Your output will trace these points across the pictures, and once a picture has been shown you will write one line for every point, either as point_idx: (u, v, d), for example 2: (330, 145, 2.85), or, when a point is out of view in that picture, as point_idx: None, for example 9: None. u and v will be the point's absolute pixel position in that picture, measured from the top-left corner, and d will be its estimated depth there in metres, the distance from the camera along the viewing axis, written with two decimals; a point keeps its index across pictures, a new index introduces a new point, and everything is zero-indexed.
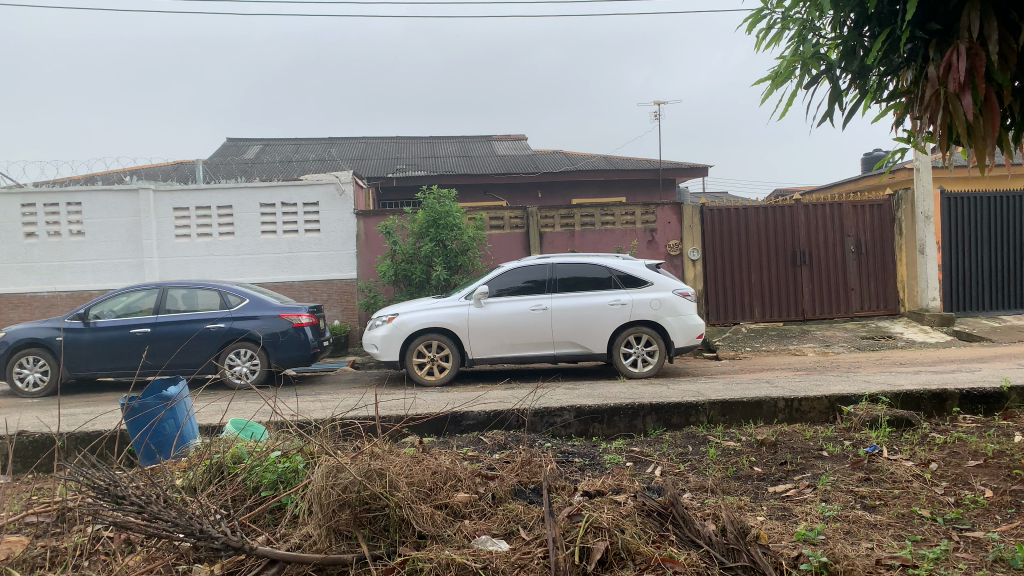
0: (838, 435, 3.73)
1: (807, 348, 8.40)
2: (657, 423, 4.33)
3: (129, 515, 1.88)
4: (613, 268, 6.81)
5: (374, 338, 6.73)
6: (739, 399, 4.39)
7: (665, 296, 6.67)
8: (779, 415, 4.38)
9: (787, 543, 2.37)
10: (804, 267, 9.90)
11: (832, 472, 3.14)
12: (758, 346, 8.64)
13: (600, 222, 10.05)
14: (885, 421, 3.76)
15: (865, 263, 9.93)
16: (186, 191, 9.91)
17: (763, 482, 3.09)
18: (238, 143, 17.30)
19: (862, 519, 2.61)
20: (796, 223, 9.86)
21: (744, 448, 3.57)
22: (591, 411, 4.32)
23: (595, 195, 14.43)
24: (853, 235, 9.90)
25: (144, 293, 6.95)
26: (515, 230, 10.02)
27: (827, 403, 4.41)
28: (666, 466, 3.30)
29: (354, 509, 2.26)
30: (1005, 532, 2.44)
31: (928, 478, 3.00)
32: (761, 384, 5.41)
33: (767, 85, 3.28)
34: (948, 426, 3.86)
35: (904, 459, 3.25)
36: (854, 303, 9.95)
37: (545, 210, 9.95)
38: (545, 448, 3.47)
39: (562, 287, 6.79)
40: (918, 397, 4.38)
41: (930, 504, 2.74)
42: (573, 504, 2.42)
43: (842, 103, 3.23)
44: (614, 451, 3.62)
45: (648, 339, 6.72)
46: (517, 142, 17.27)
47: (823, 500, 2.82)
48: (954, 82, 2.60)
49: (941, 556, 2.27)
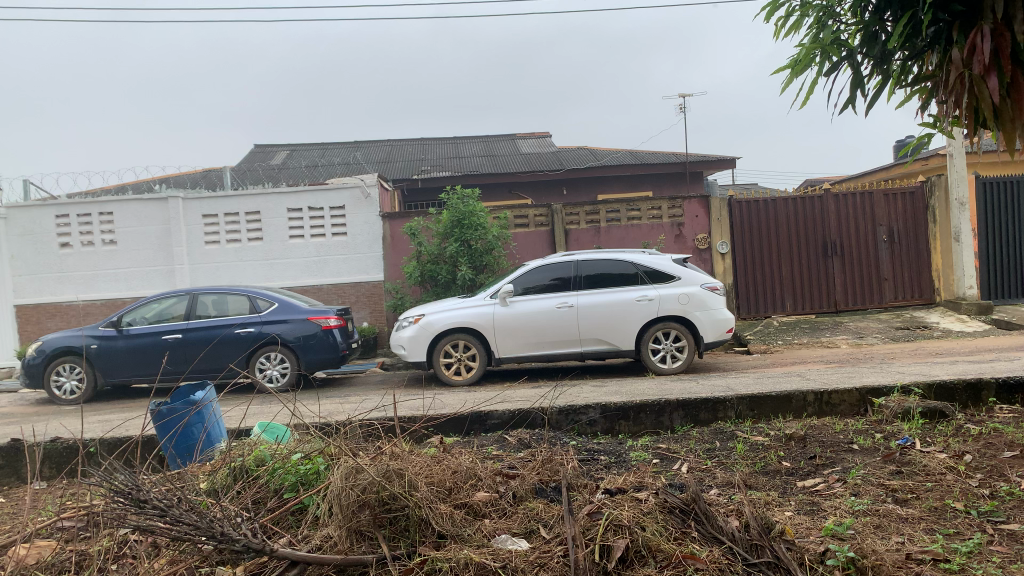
0: (868, 428, 3.66)
1: (840, 340, 8.28)
2: (683, 418, 4.30)
3: (152, 519, 1.90)
4: (639, 264, 6.76)
5: (402, 340, 6.76)
6: (767, 393, 4.34)
7: (692, 290, 6.62)
8: (809, 408, 4.32)
9: (814, 538, 2.32)
10: (835, 257, 9.75)
11: (862, 466, 3.08)
12: (789, 339, 8.52)
13: (626, 218, 9.99)
14: (917, 413, 3.68)
15: (899, 252, 9.76)
16: (215, 198, 10.02)
17: (791, 477, 3.04)
18: (265, 149, 17.48)
19: (893, 512, 2.56)
20: (826, 213, 9.72)
21: (772, 442, 3.52)
22: (617, 408, 4.29)
23: (621, 190, 14.36)
24: (884, 223, 9.73)
25: (176, 299, 7.06)
26: (540, 228, 10.00)
27: (857, 396, 4.34)
28: (692, 463, 3.27)
29: (374, 510, 2.27)
30: None
31: (962, 470, 2.93)
32: (791, 378, 5.34)
33: (787, 74, 3.22)
34: (984, 417, 3.77)
35: (938, 451, 3.18)
36: (888, 293, 9.79)
37: (570, 207, 9.92)
38: (569, 446, 3.45)
39: (588, 283, 6.76)
40: (952, 387, 4.30)
41: (964, 496, 2.68)
42: (594, 502, 2.40)
43: (865, 89, 3.17)
44: (640, 448, 3.59)
45: (676, 334, 6.67)
46: (542, 140, 17.24)
47: (853, 494, 2.77)
48: (979, 64, 2.54)
49: (974, 550, 2.22)
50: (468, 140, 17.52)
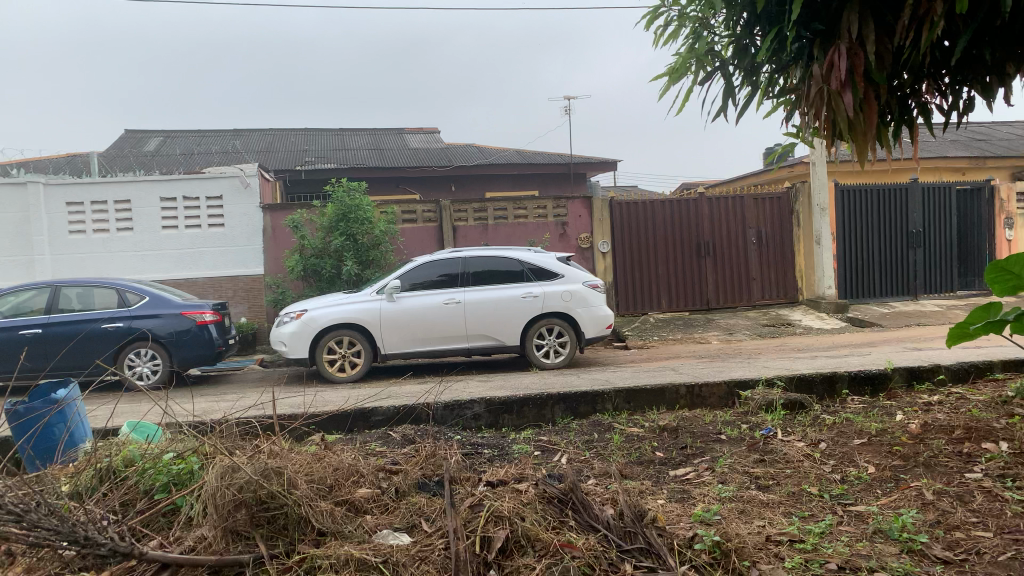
0: (736, 418, 3.87)
1: (712, 336, 8.69)
2: (565, 412, 4.41)
3: (6, 525, 1.78)
4: (525, 261, 6.87)
5: (283, 336, 6.59)
6: (643, 387, 4.51)
7: (575, 287, 6.79)
8: (682, 401, 4.52)
9: (683, 524, 2.45)
10: (708, 257, 10.22)
11: (729, 455, 3.26)
12: (665, 335, 8.87)
13: (513, 215, 10.09)
14: (780, 405, 3.93)
15: (766, 252, 10.34)
16: (80, 185, 9.45)
17: (664, 466, 3.18)
18: (136, 135, 16.58)
19: (756, 498, 2.72)
20: (700, 215, 10.15)
21: (647, 433, 3.67)
22: (501, 403, 4.35)
23: (508, 188, 14.51)
24: (754, 226, 10.28)
25: (35, 292, 6.61)
26: (427, 224, 9.97)
27: (726, 388, 4.58)
28: (572, 454, 3.36)
29: (251, 509, 2.22)
30: (884, 506, 2.61)
31: (817, 457, 3.15)
32: (666, 372, 5.57)
33: (665, 80, 3.36)
34: (838, 407, 4.06)
35: (797, 440, 3.40)
36: (756, 292, 10.36)
37: (457, 203, 9.94)
38: (453, 441, 3.47)
39: (474, 279, 6.80)
40: (810, 380, 4.60)
41: (818, 481, 2.89)
42: (475, 495, 2.43)
43: (736, 98, 3.35)
44: (522, 441, 3.65)
45: (558, 330, 6.80)
46: (430, 135, 17.17)
47: (719, 482, 2.93)
48: (836, 80, 2.73)
49: (826, 531, 2.41)
50: (354, 133, 17.23)
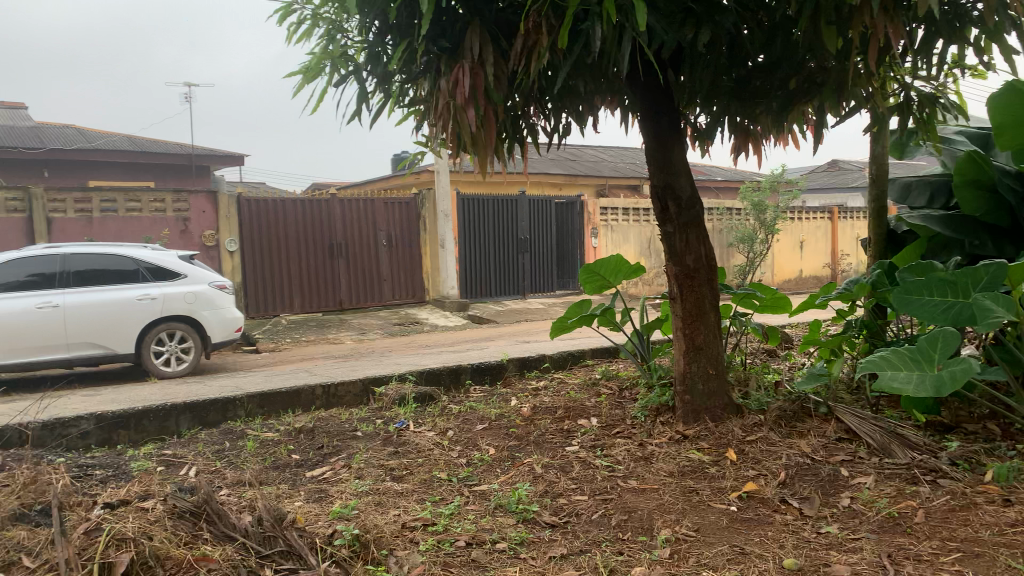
0: (371, 415, 3.98)
1: (344, 336, 8.79)
2: (191, 422, 4.12)
3: None
4: (141, 260, 6.29)
5: None
6: (277, 390, 4.42)
7: (199, 289, 6.42)
8: (317, 401, 4.52)
9: (323, 522, 2.46)
10: (340, 259, 10.31)
11: (365, 450, 3.35)
12: (298, 336, 8.75)
13: (124, 209, 9.09)
14: (411, 399, 4.14)
15: (395, 254, 10.75)
16: None
17: (301, 467, 3.16)
18: None
19: (391, 489, 2.84)
20: (332, 216, 10.20)
21: (282, 437, 3.61)
22: (114, 417, 3.92)
23: (116, 178, 13.08)
24: (384, 229, 10.62)
25: None
26: (13, 214, 8.56)
27: (360, 386, 4.67)
28: (202, 465, 3.17)
29: None
30: (502, 483, 2.92)
31: (445, 444, 3.40)
32: (300, 374, 5.52)
33: (300, 79, 3.34)
34: (463, 397, 4.40)
35: (427, 430, 3.62)
36: (386, 292, 10.73)
37: (54, 192, 8.70)
38: (53, 464, 3.04)
39: (78, 280, 6.03)
40: (438, 373, 4.91)
41: (447, 466, 3.12)
42: (91, 519, 2.18)
43: (369, 104, 3.45)
44: (143, 457, 3.34)
45: (181, 335, 6.37)
46: (14, 112, 14.76)
47: (357, 477, 2.99)
48: (461, 96, 2.95)
49: (455, 512, 2.62)
50: None
